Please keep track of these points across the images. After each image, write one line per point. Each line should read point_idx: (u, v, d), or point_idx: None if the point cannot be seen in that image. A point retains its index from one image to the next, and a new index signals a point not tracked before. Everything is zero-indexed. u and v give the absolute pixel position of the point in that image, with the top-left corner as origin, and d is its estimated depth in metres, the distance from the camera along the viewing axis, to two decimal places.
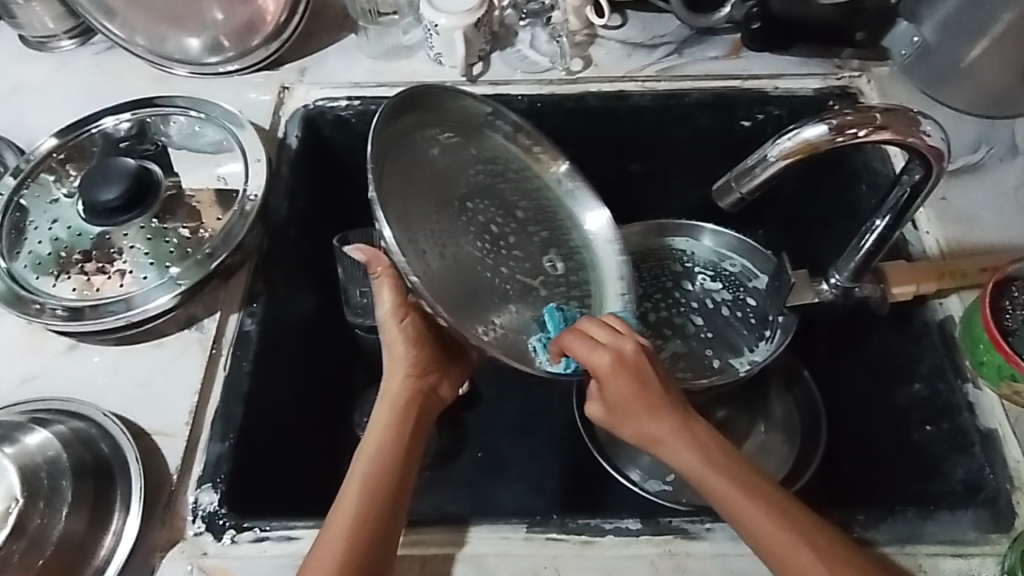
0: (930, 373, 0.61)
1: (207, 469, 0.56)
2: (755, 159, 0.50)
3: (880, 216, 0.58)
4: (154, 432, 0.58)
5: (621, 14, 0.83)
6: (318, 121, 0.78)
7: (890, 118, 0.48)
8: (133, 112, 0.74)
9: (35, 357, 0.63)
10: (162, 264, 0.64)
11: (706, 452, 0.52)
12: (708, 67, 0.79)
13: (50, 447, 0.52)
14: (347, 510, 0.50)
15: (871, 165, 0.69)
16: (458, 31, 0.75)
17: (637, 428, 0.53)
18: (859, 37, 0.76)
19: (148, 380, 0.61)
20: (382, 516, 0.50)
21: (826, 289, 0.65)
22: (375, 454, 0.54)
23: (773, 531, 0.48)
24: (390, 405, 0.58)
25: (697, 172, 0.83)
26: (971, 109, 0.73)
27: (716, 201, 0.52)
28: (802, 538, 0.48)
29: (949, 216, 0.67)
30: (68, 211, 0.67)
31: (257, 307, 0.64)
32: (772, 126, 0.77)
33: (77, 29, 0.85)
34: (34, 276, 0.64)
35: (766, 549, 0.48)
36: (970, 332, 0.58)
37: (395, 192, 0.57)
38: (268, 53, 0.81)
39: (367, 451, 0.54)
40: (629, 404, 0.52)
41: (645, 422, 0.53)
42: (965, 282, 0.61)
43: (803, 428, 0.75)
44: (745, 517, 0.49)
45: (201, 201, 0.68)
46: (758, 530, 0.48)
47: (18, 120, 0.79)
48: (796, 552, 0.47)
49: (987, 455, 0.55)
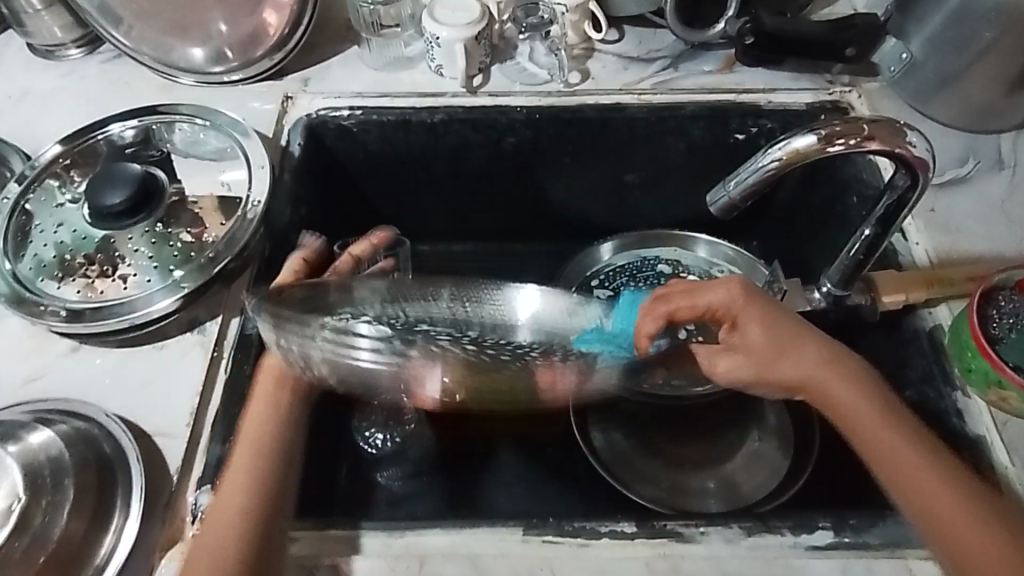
0: (919, 380, 0.62)
1: (206, 470, 0.56)
2: (747, 167, 0.51)
3: (869, 225, 0.59)
4: (155, 433, 0.59)
5: (617, 29, 0.85)
6: (321, 130, 0.79)
7: (876, 128, 0.50)
8: (140, 119, 0.75)
9: (37, 359, 0.64)
10: (166, 267, 0.65)
11: (853, 389, 0.54)
12: (703, 81, 0.81)
13: (53, 446, 0.53)
14: (232, 501, 0.51)
15: (862, 176, 0.71)
16: (459, 44, 0.77)
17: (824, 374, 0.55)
18: (849, 53, 0.78)
19: (149, 383, 0.62)
20: (242, 524, 0.50)
21: (817, 297, 0.66)
22: (253, 434, 0.55)
23: (927, 492, 0.49)
24: (272, 384, 0.58)
25: (691, 183, 0.84)
26: (953, 124, 0.75)
27: (710, 207, 0.54)
28: (976, 505, 0.48)
29: (938, 227, 0.69)
30: (73, 215, 0.68)
31: (258, 311, 0.65)
32: (764, 139, 0.79)
33: (84, 38, 0.86)
34: (38, 279, 0.64)
35: (918, 499, 0.49)
36: (958, 339, 0.59)
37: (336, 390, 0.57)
38: (272, 64, 0.82)
39: (261, 423, 0.56)
40: (760, 319, 0.56)
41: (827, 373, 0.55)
42: (953, 291, 0.63)
43: (797, 430, 0.76)
44: (922, 494, 0.49)
45: (203, 207, 0.69)
46: (918, 496, 0.49)
47: (25, 126, 0.80)
48: (963, 521, 0.47)
49: (975, 461, 0.56)
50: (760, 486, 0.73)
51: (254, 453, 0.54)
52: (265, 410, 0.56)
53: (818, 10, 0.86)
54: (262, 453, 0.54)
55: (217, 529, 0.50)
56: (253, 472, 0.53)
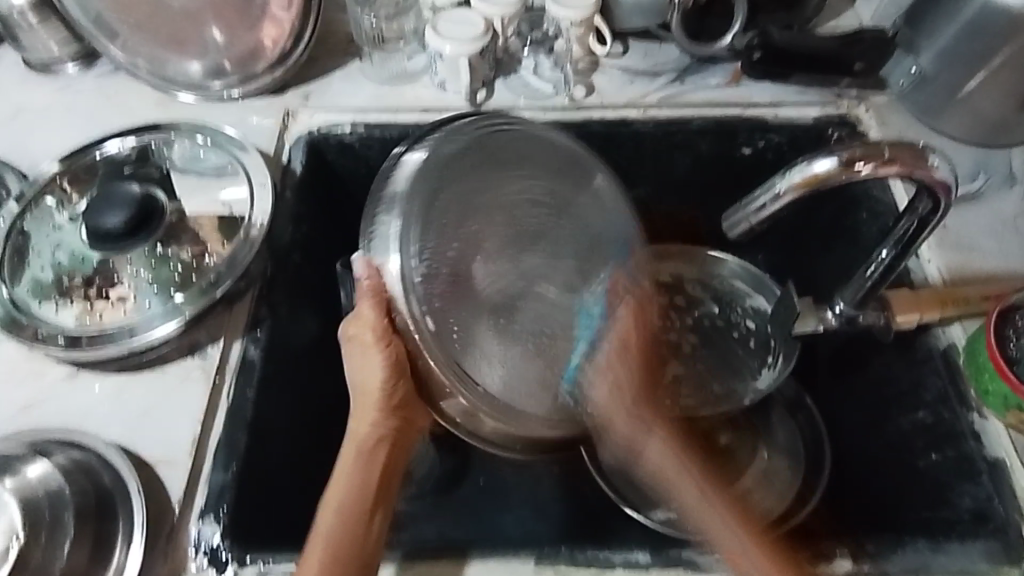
0: (933, 400, 0.61)
1: (209, 500, 0.55)
2: (765, 191, 0.51)
3: (886, 246, 0.58)
4: (155, 462, 0.57)
5: (622, 41, 0.85)
6: (323, 146, 0.78)
7: (898, 152, 0.49)
8: (138, 137, 0.74)
9: (34, 385, 0.62)
10: (166, 290, 0.63)
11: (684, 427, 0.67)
12: (710, 95, 0.80)
13: (51, 479, 0.51)
14: (317, 543, 0.51)
15: (872, 193, 0.70)
16: (462, 58, 0.76)
17: (630, 426, 0.60)
18: (858, 67, 0.77)
19: (149, 409, 0.60)
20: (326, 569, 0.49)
21: (831, 317, 0.65)
22: (347, 479, 0.55)
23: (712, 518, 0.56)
24: (360, 439, 0.58)
25: (697, 198, 0.83)
26: (966, 138, 0.74)
27: (726, 230, 0.53)
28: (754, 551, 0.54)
29: (950, 244, 0.68)
30: (70, 236, 0.67)
31: (261, 333, 0.64)
32: (772, 153, 0.78)
33: (80, 52, 0.85)
34: (35, 302, 0.63)
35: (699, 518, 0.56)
36: (975, 360, 0.58)
37: (505, 143, 0.63)
38: (272, 79, 0.81)
39: (343, 461, 0.57)
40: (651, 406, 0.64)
41: (638, 427, 0.60)
42: (968, 309, 0.62)
43: (807, 449, 0.75)
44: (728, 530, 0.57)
45: (202, 224, 0.68)
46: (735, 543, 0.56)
47: (20, 143, 0.79)
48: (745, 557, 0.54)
49: (994, 484, 0.55)
50: (772, 506, 0.71)
51: (360, 477, 0.55)
52: (364, 447, 0.57)
53: (823, 22, 0.86)
54: (368, 489, 0.55)
55: (324, 536, 0.51)
56: (364, 489, 0.55)
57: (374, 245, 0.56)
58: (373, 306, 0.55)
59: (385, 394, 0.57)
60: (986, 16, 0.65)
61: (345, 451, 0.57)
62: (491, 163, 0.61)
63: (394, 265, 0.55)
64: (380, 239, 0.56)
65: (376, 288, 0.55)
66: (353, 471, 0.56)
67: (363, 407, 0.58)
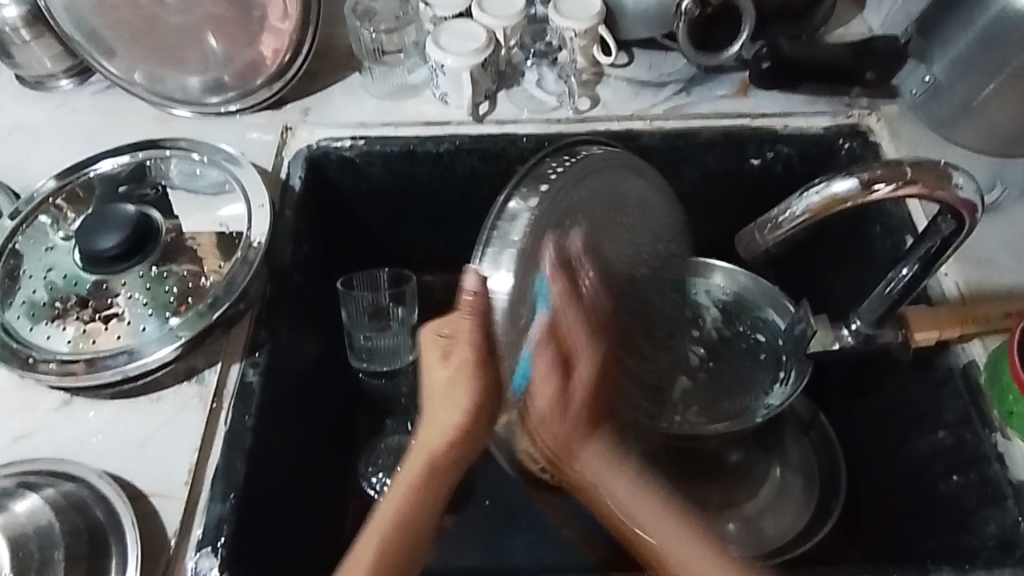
0: (955, 421, 0.59)
1: (206, 532, 0.53)
2: (781, 210, 0.49)
3: (907, 265, 0.57)
4: (151, 492, 0.55)
5: (627, 52, 0.83)
6: (322, 161, 0.76)
7: (921, 172, 0.48)
8: (132, 154, 0.72)
9: (27, 413, 0.60)
10: (162, 314, 0.62)
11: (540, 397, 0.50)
12: (717, 106, 0.78)
13: (42, 515, 0.50)
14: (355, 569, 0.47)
15: (884, 207, 0.68)
16: (464, 71, 0.75)
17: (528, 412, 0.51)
18: (869, 77, 0.76)
19: (144, 437, 0.58)
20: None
21: (846, 335, 0.63)
22: (409, 489, 0.49)
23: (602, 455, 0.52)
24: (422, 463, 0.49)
25: (705, 211, 0.81)
26: (983, 150, 0.71)
27: (739, 251, 0.52)
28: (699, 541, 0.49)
29: (968, 259, 0.66)
30: (64, 258, 0.65)
31: (260, 356, 0.62)
32: (782, 164, 0.76)
33: (76, 69, 0.84)
34: (28, 327, 0.61)
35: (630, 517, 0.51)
36: (998, 381, 0.56)
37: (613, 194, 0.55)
38: (271, 93, 0.79)
39: (405, 470, 0.50)
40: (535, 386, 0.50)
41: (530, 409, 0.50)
42: (989, 327, 0.60)
43: (822, 470, 0.73)
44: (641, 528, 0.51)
45: (200, 244, 0.66)
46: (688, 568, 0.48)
47: (14, 161, 0.77)
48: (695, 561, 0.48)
49: None
50: (786, 527, 0.69)
51: (421, 500, 0.48)
52: (428, 473, 0.49)
53: (832, 31, 0.84)
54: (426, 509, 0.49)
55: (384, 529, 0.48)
56: (416, 520, 0.48)
57: (490, 256, 0.48)
58: (469, 320, 0.47)
59: (446, 396, 0.48)
60: (1001, 23, 0.63)
61: (410, 467, 0.49)
62: (608, 199, 0.55)
63: (507, 285, 0.47)
64: (501, 253, 0.47)
65: (483, 297, 0.46)
66: (421, 487, 0.49)
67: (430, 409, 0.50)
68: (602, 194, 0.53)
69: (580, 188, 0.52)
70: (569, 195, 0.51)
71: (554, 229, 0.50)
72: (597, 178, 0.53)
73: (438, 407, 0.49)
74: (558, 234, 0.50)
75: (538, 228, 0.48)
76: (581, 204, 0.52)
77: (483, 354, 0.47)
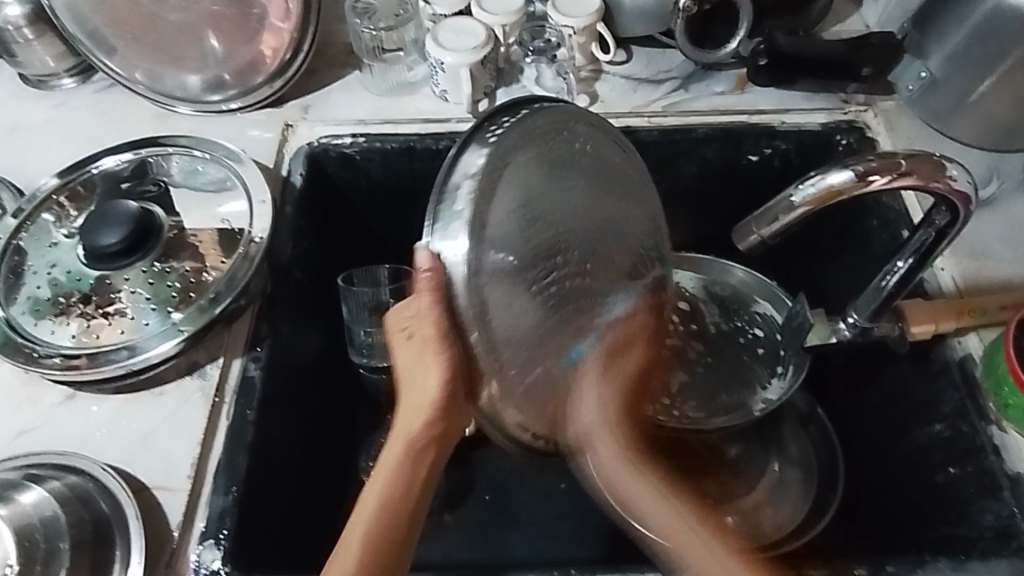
0: (951, 413, 0.59)
1: (209, 524, 0.53)
2: (777, 203, 0.50)
3: (902, 258, 0.57)
4: (155, 486, 0.56)
5: (625, 49, 0.84)
6: (322, 158, 0.76)
7: (915, 164, 0.48)
8: (134, 152, 0.72)
9: (30, 408, 0.61)
10: (164, 309, 0.62)
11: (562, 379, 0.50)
12: (715, 102, 0.79)
13: (47, 507, 0.50)
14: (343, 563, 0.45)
15: (881, 201, 0.69)
16: (463, 68, 0.75)
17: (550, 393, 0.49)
18: (865, 72, 0.76)
19: (147, 431, 0.59)
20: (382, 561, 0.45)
21: (844, 329, 0.63)
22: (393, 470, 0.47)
23: (635, 483, 0.51)
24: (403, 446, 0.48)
25: (703, 207, 0.82)
26: (980, 143, 0.71)
27: (735, 243, 0.52)
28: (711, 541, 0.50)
29: (964, 253, 0.66)
30: (67, 254, 0.66)
31: (261, 351, 0.63)
32: (779, 160, 0.77)
33: (77, 67, 0.84)
34: (32, 323, 0.62)
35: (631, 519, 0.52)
36: (992, 372, 0.57)
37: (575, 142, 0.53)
38: (271, 91, 0.79)
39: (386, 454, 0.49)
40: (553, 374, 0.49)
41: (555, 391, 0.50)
42: (985, 320, 0.60)
43: (820, 463, 0.73)
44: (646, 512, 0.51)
45: (202, 240, 0.67)
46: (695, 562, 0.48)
47: (16, 159, 0.78)
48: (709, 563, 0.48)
49: (1017, 499, 0.54)
50: (784, 520, 0.70)
51: (408, 479, 0.47)
52: (409, 453, 0.48)
53: (828, 27, 0.85)
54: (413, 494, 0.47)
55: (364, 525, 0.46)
56: (400, 503, 0.47)
57: (439, 230, 0.47)
58: (427, 296, 0.46)
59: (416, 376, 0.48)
60: (998, 19, 0.64)
61: (390, 448, 0.49)
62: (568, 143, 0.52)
63: (459, 252, 0.46)
64: (450, 223, 0.47)
65: (435, 270, 0.46)
66: (405, 467, 0.48)
67: (408, 395, 0.49)
68: (566, 145, 0.52)
69: (531, 138, 0.50)
70: (524, 151, 0.49)
71: (519, 186, 0.48)
72: (553, 130, 0.52)
73: (412, 389, 0.49)
74: (526, 187, 0.48)
75: (486, 187, 0.47)
76: (545, 154, 0.50)
77: (448, 324, 0.47)
